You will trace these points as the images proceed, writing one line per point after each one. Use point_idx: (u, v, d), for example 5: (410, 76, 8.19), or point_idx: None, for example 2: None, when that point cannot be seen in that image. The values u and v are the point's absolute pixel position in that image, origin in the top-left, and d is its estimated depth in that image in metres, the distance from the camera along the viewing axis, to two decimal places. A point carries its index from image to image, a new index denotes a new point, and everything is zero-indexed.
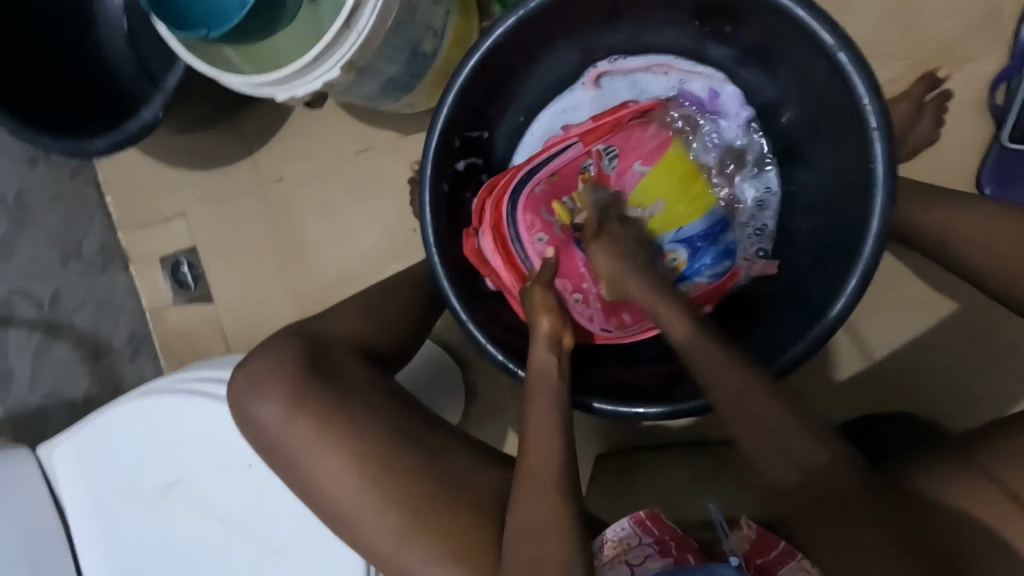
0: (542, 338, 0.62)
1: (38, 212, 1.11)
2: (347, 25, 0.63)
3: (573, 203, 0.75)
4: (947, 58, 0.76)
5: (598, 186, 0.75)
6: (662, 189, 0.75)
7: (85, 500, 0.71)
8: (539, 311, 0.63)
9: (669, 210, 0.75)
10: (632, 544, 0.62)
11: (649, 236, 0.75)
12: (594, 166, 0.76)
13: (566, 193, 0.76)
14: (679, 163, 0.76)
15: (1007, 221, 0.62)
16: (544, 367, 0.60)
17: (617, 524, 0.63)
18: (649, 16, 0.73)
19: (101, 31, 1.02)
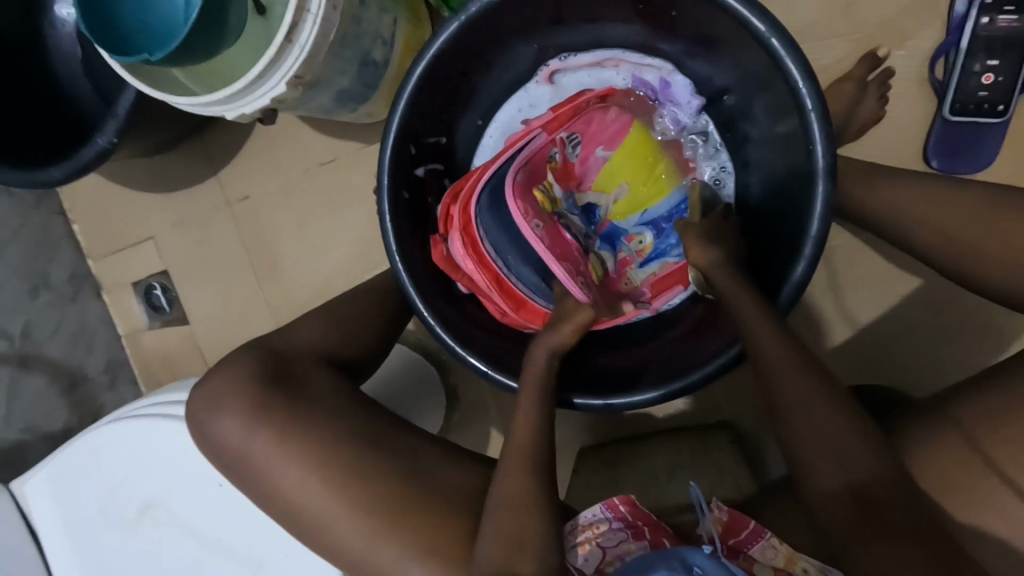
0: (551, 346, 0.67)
1: (1, 246, 1.09)
2: (288, 40, 0.63)
3: (548, 190, 0.77)
4: (889, 37, 0.78)
5: (565, 173, 0.78)
6: (624, 173, 0.78)
7: (60, 530, 0.71)
8: (567, 318, 0.68)
9: (633, 194, 0.78)
10: (603, 529, 0.62)
11: (614, 222, 0.80)
12: (561, 156, 0.78)
13: (539, 181, 0.77)
14: (641, 145, 0.78)
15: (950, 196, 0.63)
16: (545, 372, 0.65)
17: (590, 509, 0.64)
18: (594, 12, 0.73)
19: (53, 60, 1.01)
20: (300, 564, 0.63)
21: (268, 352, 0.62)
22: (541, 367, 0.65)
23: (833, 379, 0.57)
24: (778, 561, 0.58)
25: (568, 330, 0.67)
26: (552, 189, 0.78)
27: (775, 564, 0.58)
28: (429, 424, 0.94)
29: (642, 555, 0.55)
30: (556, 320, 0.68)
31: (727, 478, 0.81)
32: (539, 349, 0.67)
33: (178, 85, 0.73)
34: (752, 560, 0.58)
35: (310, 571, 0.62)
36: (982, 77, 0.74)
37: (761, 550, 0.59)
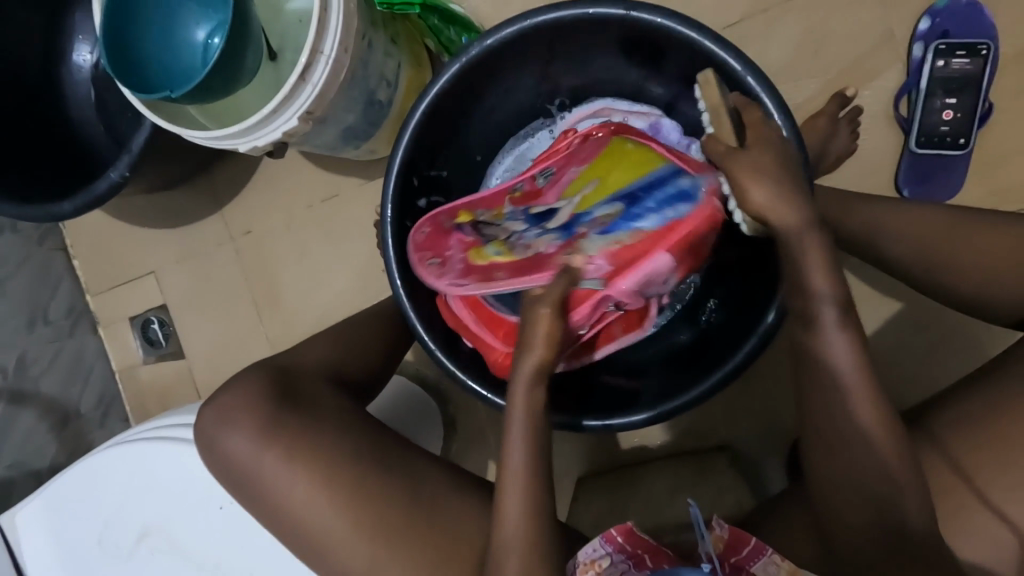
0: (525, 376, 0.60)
1: (2, 281, 1.10)
2: (301, 78, 0.67)
3: (492, 215, 0.72)
4: (855, 77, 0.84)
5: (531, 198, 0.71)
6: (596, 171, 0.69)
7: (52, 561, 0.69)
8: (529, 335, 0.60)
9: (603, 183, 0.67)
10: (604, 565, 0.60)
11: (578, 211, 0.67)
12: (527, 185, 0.71)
13: (486, 208, 0.72)
14: (626, 152, 0.68)
15: (918, 221, 0.68)
16: (531, 403, 0.59)
17: (589, 546, 0.62)
18: (586, 53, 0.76)
19: (69, 101, 1.06)
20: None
21: (271, 371, 0.63)
22: (528, 402, 0.59)
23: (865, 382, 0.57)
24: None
25: (540, 330, 0.59)
26: (502, 212, 0.72)
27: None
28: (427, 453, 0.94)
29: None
30: (524, 340, 0.60)
31: (727, 496, 0.83)
32: (522, 396, 0.59)
33: (193, 121, 0.77)
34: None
35: None
36: (942, 113, 0.80)
37: (764, 566, 0.59)
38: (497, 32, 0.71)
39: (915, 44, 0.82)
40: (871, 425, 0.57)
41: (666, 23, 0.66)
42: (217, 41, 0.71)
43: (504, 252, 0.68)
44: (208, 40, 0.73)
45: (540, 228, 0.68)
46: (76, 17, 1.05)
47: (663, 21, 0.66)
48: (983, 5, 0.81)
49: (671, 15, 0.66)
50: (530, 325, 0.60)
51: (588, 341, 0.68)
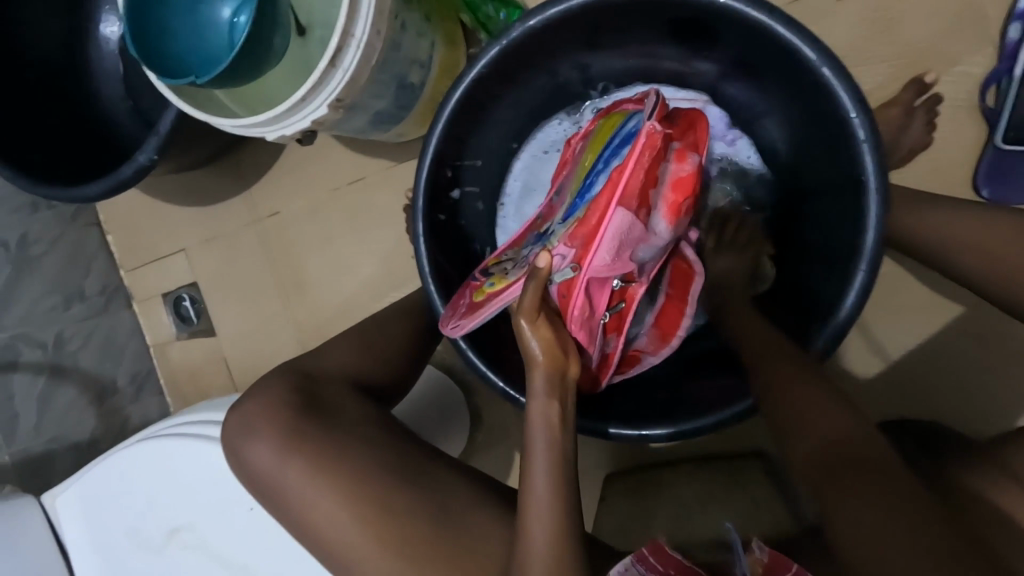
0: (541, 389, 0.57)
1: (40, 256, 1.14)
2: (331, 64, 0.63)
3: (514, 253, 0.69)
4: (936, 62, 0.76)
5: (547, 215, 0.69)
6: (581, 162, 0.66)
7: (87, 550, 0.70)
8: (529, 346, 0.57)
9: (582, 170, 0.65)
10: None
11: (568, 209, 0.63)
12: (542, 209, 0.70)
13: (509, 249, 0.70)
14: (606, 132, 0.66)
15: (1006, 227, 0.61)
16: (547, 416, 0.56)
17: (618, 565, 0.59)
18: (635, 37, 0.71)
19: (96, 77, 1.03)
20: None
21: (299, 375, 0.62)
22: (545, 418, 0.56)
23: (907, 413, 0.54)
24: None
25: (541, 326, 0.56)
26: (520, 247, 0.69)
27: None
28: (453, 448, 0.92)
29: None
30: (524, 355, 0.57)
31: (763, 511, 0.79)
32: (536, 406, 0.57)
33: (221, 106, 0.74)
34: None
35: None
36: None
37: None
38: (541, 13, 0.65)
39: (1011, 25, 0.72)
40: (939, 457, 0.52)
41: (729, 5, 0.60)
42: (244, 19, 0.67)
43: (498, 280, 0.64)
44: (234, 19, 0.69)
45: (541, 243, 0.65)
46: None
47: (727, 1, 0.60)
48: None
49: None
50: (520, 342, 0.57)
51: (615, 318, 0.62)
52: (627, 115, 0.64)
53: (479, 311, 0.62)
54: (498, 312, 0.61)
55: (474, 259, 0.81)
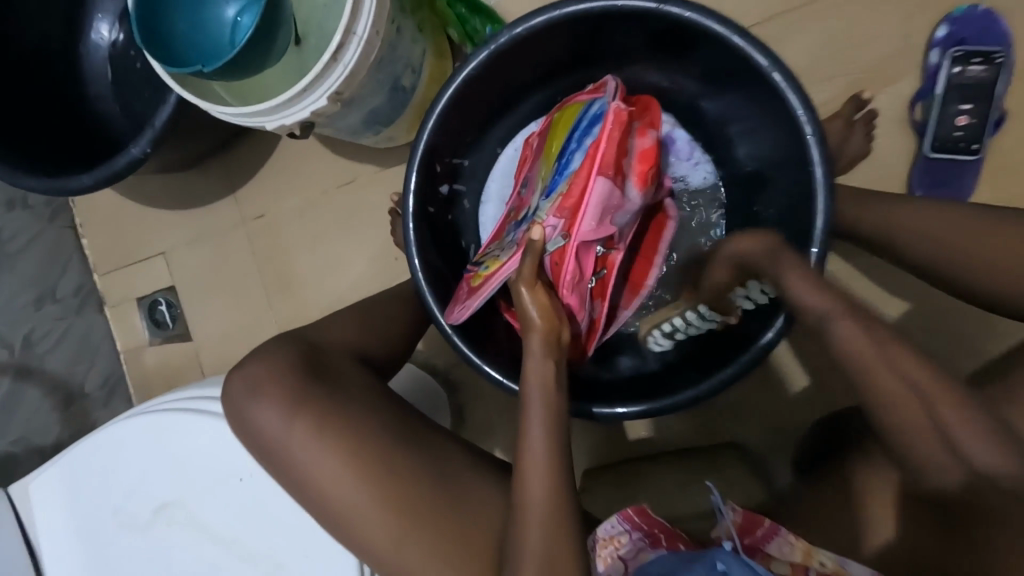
0: (538, 349, 0.61)
1: (14, 254, 1.11)
2: (333, 59, 0.68)
3: (498, 243, 0.75)
4: (873, 81, 0.86)
5: (518, 205, 0.78)
6: (551, 147, 0.74)
7: (66, 535, 0.69)
8: (527, 314, 0.61)
9: (550, 155, 0.73)
10: (623, 542, 0.64)
11: (547, 188, 0.69)
12: (515, 203, 0.79)
13: (492, 241, 0.77)
14: (569, 117, 0.73)
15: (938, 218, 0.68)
16: (543, 376, 0.60)
17: (606, 523, 0.66)
18: (609, 49, 0.76)
19: (85, 78, 1.06)
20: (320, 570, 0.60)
21: (303, 343, 0.62)
22: (543, 376, 0.60)
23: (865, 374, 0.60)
24: (797, 555, 0.60)
25: (537, 291, 0.62)
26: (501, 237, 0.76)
27: (793, 558, 0.60)
28: None
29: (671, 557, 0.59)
30: (521, 319, 0.62)
31: (738, 491, 0.85)
32: (533, 366, 0.60)
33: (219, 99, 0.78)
34: (770, 557, 0.60)
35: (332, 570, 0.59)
36: (958, 119, 0.82)
37: (779, 545, 0.61)
38: (528, 21, 0.69)
39: (932, 51, 0.83)
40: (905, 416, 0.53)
41: (696, 18, 0.65)
42: (248, 20, 0.72)
43: (493, 263, 0.70)
44: (238, 20, 0.73)
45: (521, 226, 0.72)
46: None
47: (696, 16, 0.65)
48: (998, 14, 0.82)
49: (701, 10, 0.65)
50: (519, 306, 0.62)
51: (600, 285, 0.69)
52: (587, 102, 0.72)
53: (480, 291, 0.69)
54: (496, 290, 0.68)
55: (459, 252, 0.86)
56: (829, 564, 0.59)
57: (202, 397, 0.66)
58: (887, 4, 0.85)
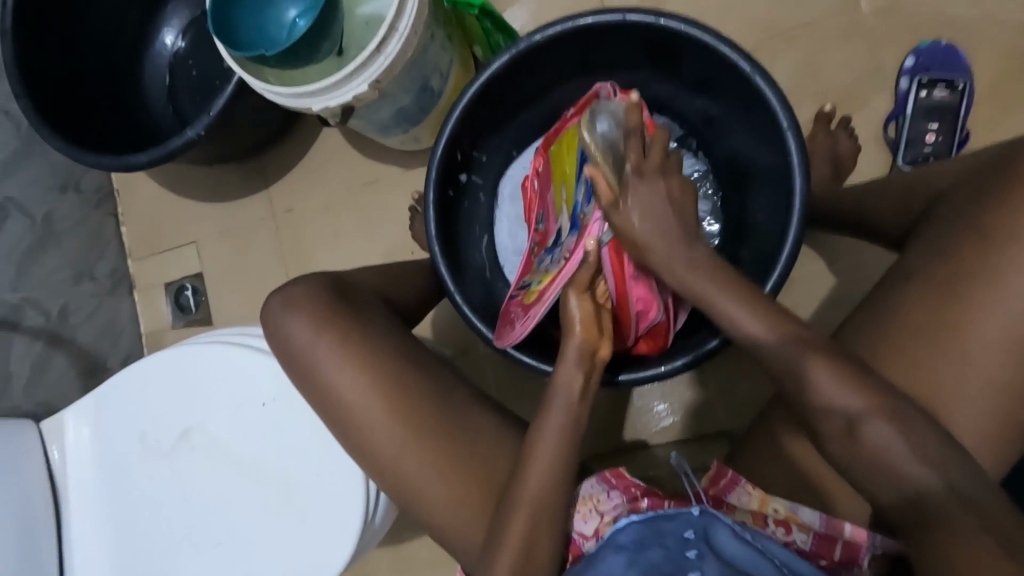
0: (575, 353, 0.65)
1: (60, 233, 1.18)
2: (376, 50, 0.79)
3: (531, 275, 0.79)
4: (850, 104, 0.96)
5: (540, 238, 0.83)
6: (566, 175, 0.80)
7: (96, 464, 0.78)
8: (571, 322, 0.66)
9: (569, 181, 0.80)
10: (602, 500, 0.66)
11: (571, 212, 0.78)
12: (534, 237, 0.84)
13: (525, 275, 0.80)
14: (570, 142, 0.78)
15: (869, 202, 0.77)
16: (572, 379, 0.64)
17: (588, 483, 0.69)
18: (614, 59, 0.87)
19: (146, 78, 1.18)
20: (328, 485, 0.70)
21: (332, 277, 0.69)
22: (570, 381, 0.64)
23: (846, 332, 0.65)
24: (753, 503, 0.64)
25: (579, 301, 0.66)
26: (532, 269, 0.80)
27: (750, 506, 0.64)
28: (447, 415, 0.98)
29: (641, 525, 0.59)
30: (564, 325, 0.66)
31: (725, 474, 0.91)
32: (564, 371, 0.64)
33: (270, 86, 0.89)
34: (731, 507, 0.65)
35: (339, 487, 0.69)
36: (927, 135, 0.92)
37: (738, 495, 0.65)
38: (545, 30, 0.80)
39: (901, 78, 0.94)
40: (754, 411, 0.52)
41: (687, 30, 0.76)
42: (305, 21, 0.83)
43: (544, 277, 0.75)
44: (296, 20, 0.85)
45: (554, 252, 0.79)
46: (166, 6, 1.18)
47: (688, 28, 0.76)
48: (959, 47, 0.93)
49: (693, 23, 0.75)
50: (564, 314, 0.67)
51: None
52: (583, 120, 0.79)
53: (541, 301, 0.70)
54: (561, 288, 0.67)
55: (471, 238, 0.94)
56: (782, 511, 0.63)
57: (216, 337, 0.76)
58: (860, 38, 0.96)
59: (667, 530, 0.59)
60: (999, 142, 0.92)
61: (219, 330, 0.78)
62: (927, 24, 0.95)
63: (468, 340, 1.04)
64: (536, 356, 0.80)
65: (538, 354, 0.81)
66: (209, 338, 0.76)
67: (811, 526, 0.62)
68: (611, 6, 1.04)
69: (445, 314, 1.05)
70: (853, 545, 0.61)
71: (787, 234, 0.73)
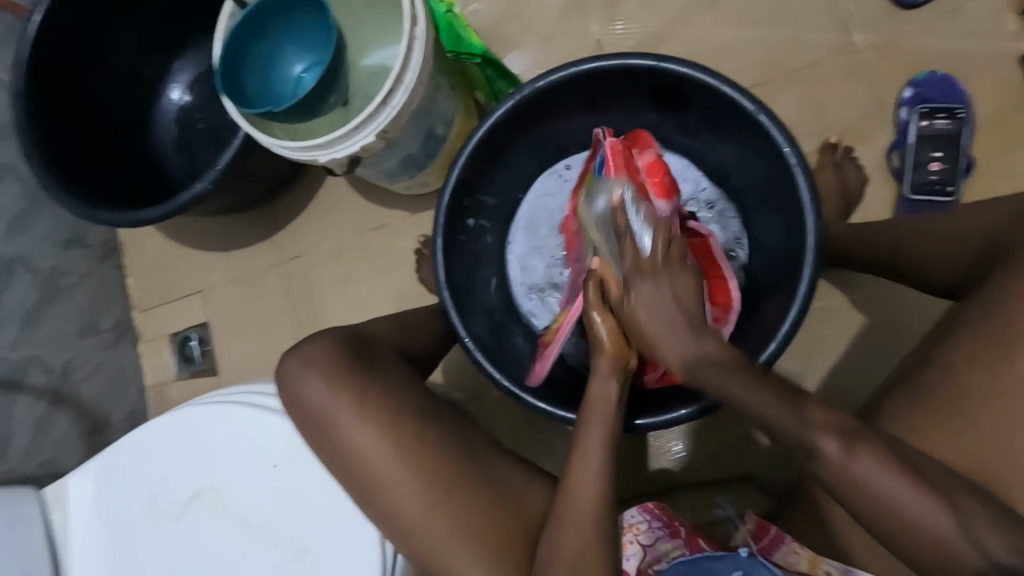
0: (607, 368, 0.64)
1: (65, 288, 1.18)
2: (383, 103, 0.80)
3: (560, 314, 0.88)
4: (852, 137, 0.97)
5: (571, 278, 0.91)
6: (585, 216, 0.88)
7: (99, 532, 0.75)
8: (598, 335, 0.65)
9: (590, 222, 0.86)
10: (642, 530, 0.65)
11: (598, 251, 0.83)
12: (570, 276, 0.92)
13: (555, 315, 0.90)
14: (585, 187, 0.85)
15: (901, 247, 0.76)
16: (607, 397, 0.63)
17: (629, 512, 0.67)
18: (618, 102, 0.88)
19: (154, 132, 1.19)
20: (344, 549, 0.66)
21: (347, 331, 0.68)
22: (605, 395, 0.63)
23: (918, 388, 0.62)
24: (802, 564, 0.63)
25: (604, 324, 0.64)
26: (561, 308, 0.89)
27: (799, 567, 0.63)
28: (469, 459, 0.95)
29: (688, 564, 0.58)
30: (593, 343, 0.65)
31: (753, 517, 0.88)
32: (597, 385, 0.64)
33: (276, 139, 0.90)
34: (777, 565, 0.63)
35: (355, 551, 0.66)
36: (932, 165, 0.93)
37: (785, 554, 0.64)
38: (548, 76, 0.81)
39: (901, 109, 0.96)
40: (779, 407, 0.54)
41: (690, 71, 0.77)
42: (310, 75, 0.87)
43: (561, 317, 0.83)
44: (301, 74, 0.88)
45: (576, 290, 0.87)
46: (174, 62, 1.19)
47: (691, 71, 0.77)
48: (955, 77, 0.95)
49: (695, 66, 0.76)
50: (590, 328, 0.65)
51: None
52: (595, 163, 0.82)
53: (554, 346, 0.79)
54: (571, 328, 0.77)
55: (480, 281, 0.93)
56: (834, 574, 0.62)
57: (227, 394, 0.74)
58: (858, 73, 0.98)
59: (717, 571, 0.57)
60: (1003, 168, 0.93)
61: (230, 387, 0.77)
62: (922, 57, 0.97)
63: (480, 385, 1.02)
64: (553, 401, 0.78)
65: (554, 399, 0.79)
66: (219, 396, 0.74)
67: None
68: (609, 50, 1.06)
69: (456, 359, 1.03)
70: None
71: (803, 268, 0.72)
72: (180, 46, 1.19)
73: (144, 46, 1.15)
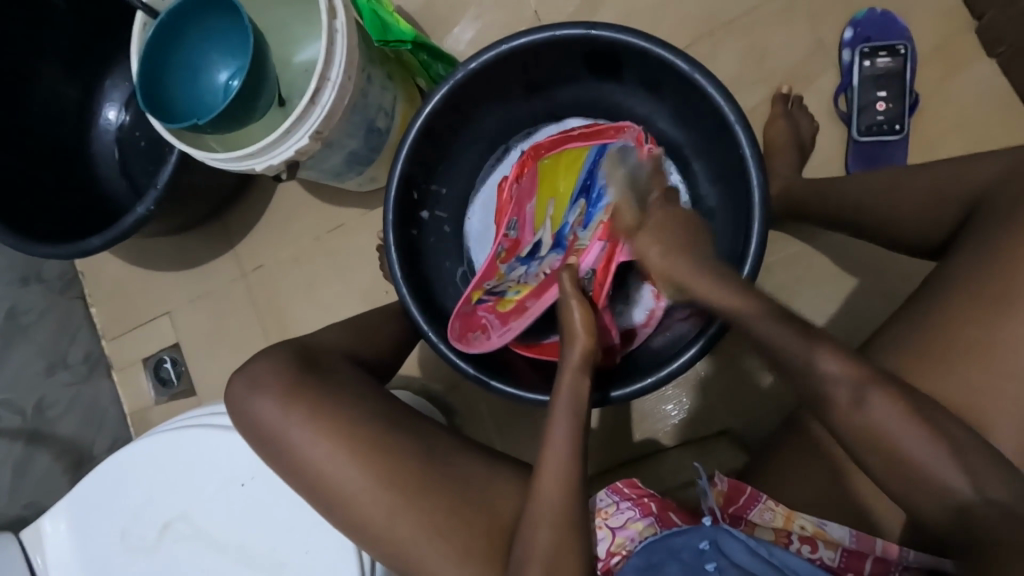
0: (573, 364, 0.65)
1: (28, 325, 1.14)
2: (311, 102, 0.78)
3: (495, 281, 0.81)
4: (797, 86, 0.96)
5: (513, 246, 0.84)
6: (551, 189, 0.84)
7: (78, 569, 0.75)
8: (574, 326, 0.67)
9: (557, 197, 0.84)
10: (611, 512, 0.66)
11: (556, 230, 0.83)
12: (506, 243, 0.83)
13: (487, 279, 0.81)
14: (568, 163, 0.84)
15: (842, 218, 0.80)
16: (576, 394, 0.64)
17: (598, 497, 0.68)
18: (558, 74, 0.86)
19: (94, 155, 1.15)
20: (318, 562, 0.67)
21: (296, 344, 0.68)
22: (576, 395, 0.64)
23: (895, 339, 0.63)
24: (778, 521, 0.65)
25: (579, 308, 0.67)
26: (501, 275, 0.82)
27: (774, 524, 0.65)
28: (435, 419, 0.95)
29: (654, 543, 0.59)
30: (566, 332, 0.67)
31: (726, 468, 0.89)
32: (569, 378, 0.65)
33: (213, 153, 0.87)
34: (753, 523, 0.65)
35: (332, 558, 0.67)
36: (878, 105, 0.92)
37: (760, 513, 0.65)
38: (480, 56, 0.79)
39: (843, 51, 0.95)
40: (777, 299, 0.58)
41: (623, 37, 0.75)
42: (237, 81, 0.82)
43: (522, 288, 0.80)
44: (228, 82, 0.84)
45: (531, 261, 0.83)
46: (104, 81, 1.15)
47: (623, 36, 0.75)
48: (894, 12, 0.94)
49: (626, 30, 0.75)
50: (566, 319, 0.68)
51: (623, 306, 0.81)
52: (591, 150, 0.83)
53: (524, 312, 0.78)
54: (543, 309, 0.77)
55: (442, 272, 0.92)
56: (808, 527, 0.64)
57: (189, 420, 0.74)
58: (796, 17, 0.96)
59: (683, 542, 0.58)
60: (948, 100, 0.93)
61: (192, 411, 0.76)
62: None
63: (454, 375, 1.01)
64: (520, 383, 0.78)
65: (520, 381, 0.79)
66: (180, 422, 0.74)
67: (839, 543, 0.62)
68: (547, 19, 1.03)
69: (429, 354, 1.03)
70: (883, 561, 0.61)
71: (751, 225, 0.72)
72: (107, 62, 1.14)
73: (70, 68, 1.11)
